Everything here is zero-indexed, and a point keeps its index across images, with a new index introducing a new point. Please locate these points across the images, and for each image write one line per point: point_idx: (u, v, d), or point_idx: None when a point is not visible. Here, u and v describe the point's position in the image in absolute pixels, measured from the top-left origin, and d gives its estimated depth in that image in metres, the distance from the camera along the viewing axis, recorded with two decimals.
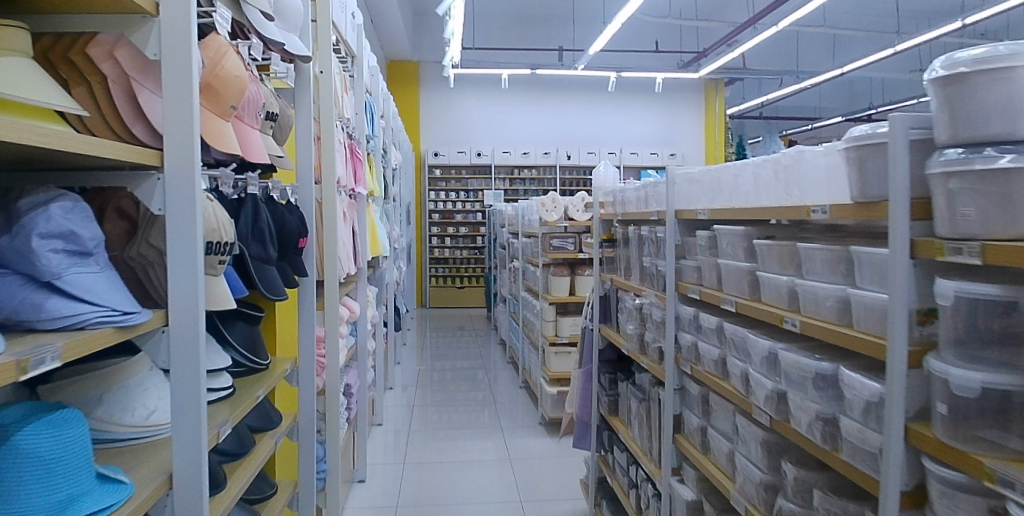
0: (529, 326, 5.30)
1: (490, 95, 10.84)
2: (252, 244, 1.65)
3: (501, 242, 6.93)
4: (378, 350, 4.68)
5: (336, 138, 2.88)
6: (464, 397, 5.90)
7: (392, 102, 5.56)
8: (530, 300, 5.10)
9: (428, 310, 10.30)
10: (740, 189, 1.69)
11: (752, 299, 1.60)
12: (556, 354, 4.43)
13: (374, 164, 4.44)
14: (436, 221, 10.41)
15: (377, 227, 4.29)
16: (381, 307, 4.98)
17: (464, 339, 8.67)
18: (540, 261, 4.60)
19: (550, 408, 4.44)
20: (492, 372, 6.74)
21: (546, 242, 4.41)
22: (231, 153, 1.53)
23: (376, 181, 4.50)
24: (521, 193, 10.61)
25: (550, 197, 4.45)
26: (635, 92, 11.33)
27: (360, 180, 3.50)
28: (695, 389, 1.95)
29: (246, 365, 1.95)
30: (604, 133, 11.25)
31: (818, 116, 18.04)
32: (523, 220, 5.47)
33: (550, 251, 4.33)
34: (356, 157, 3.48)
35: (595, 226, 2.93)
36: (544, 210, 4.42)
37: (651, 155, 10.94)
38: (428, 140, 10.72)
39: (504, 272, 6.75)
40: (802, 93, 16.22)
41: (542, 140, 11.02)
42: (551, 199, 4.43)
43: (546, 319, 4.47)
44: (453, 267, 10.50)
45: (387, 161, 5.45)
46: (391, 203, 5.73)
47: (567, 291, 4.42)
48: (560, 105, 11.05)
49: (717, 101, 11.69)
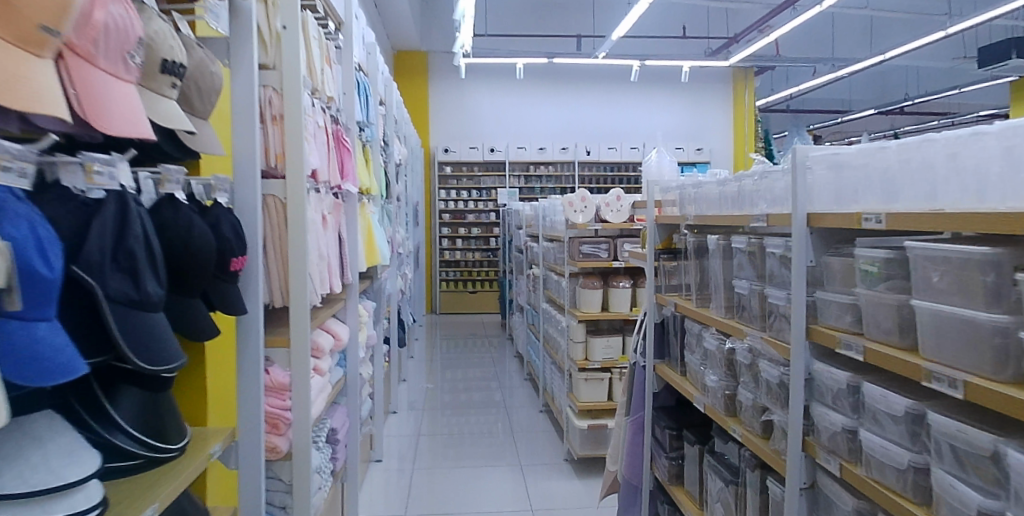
0: (551, 344, 4.59)
1: (504, 86, 10.13)
2: (113, 278, 0.92)
3: (518, 245, 6.22)
4: (378, 375, 4.01)
5: (309, 117, 2.17)
6: (477, 421, 5.19)
7: (394, 87, 4.88)
8: (553, 314, 4.39)
9: (438, 317, 9.61)
10: (961, 179, 0.97)
11: (1004, 381, 0.87)
12: (586, 381, 3.70)
13: (371, 157, 3.73)
14: (446, 222, 9.75)
15: (373, 232, 3.59)
16: (381, 324, 4.30)
17: (477, 348, 7.96)
18: (566, 271, 3.88)
19: (578, 445, 3.71)
20: (508, 390, 6.04)
21: (574, 249, 3.69)
22: (55, 115, 0.83)
23: (374, 177, 3.79)
24: (538, 191, 9.87)
25: (579, 195, 3.72)
26: (659, 83, 10.55)
27: (349, 175, 2.79)
28: (845, 498, 1.23)
29: (143, 456, 1.23)
30: (626, 126, 10.48)
31: (849, 109, 17.08)
32: (544, 223, 4.77)
33: (579, 261, 3.61)
34: (342, 145, 2.76)
35: (648, 234, 2.21)
36: (571, 210, 3.69)
37: (677, 150, 10.17)
38: (438, 135, 10.03)
39: (521, 279, 6.04)
40: (832, 85, 15.32)
41: (559, 135, 10.28)
42: (580, 197, 3.71)
43: (574, 340, 3.73)
44: (465, 270, 9.80)
45: (388, 155, 4.75)
46: (394, 203, 5.03)
47: (598, 306, 3.69)
48: (579, 97, 10.31)
49: (746, 91, 10.87)
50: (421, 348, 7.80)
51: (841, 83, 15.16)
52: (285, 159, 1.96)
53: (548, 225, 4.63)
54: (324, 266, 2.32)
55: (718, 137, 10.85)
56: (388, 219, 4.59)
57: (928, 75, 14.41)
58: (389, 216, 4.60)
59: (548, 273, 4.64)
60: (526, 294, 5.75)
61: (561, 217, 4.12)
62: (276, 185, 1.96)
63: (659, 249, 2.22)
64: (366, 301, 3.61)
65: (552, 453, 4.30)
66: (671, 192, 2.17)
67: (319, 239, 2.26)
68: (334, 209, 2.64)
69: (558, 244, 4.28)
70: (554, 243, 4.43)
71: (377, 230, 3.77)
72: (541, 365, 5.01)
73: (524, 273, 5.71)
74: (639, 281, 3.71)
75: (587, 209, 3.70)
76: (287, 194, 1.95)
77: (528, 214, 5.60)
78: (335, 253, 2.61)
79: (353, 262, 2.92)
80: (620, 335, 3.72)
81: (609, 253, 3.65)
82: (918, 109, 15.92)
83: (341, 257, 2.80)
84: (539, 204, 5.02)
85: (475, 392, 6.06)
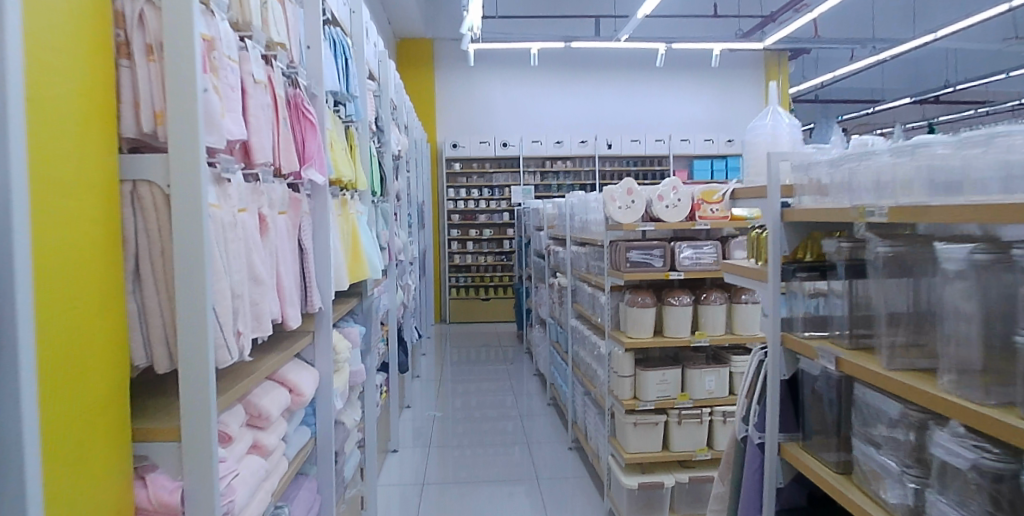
0: (583, 371, 3.76)
1: (516, 75, 9.30)
2: None
3: (538, 249, 5.38)
4: (371, 417, 3.21)
5: (225, 59, 1.35)
6: (494, 456, 4.37)
7: (388, 61, 4.06)
8: (587, 336, 3.55)
9: (448, 326, 8.80)
10: None
11: None
12: (636, 427, 2.85)
13: (355, 144, 2.91)
14: (456, 223, 8.96)
15: (359, 238, 2.77)
16: (375, 351, 3.49)
17: (491, 362, 7.15)
18: (606, 284, 3.05)
19: (626, 509, 2.88)
20: (528, 415, 5.22)
21: (618, 256, 2.86)
22: None
23: (361, 168, 2.98)
24: (555, 189, 9.04)
25: (624, 187, 2.86)
26: (685, 68, 9.67)
27: (314, 160, 1.96)
28: None
29: None
30: (650, 117, 9.62)
31: (881, 98, 16.06)
32: (573, 226, 3.95)
33: (627, 273, 2.76)
34: (302, 116, 1.93)
35: (772, 240, 1.40)
36: (614, 208, 2.84)
37: (706, 142, 9.29)
38: (445, 129, 9.22)
39: (542, 288, 5.22)
40: (866, 71, 14.31)
41: (577, 127, 9.44)
42: (625, 190, 2.85)
43: (618, 375, 2.88)
44: (477, 275, 8.99)
45: (383, 146, 3.93)
46: (392, 202, 4.22)
47: (650, 331, 2.86)
48: (598, 86, 9.47)
49: (782, 78, 10.01)
50: (429, 363, 6.98)
51: (877, 69, 14.13)
52: (168, 118, 1.13)
53: (579, 227, 3.80)
54: (264, 295, 1.51)
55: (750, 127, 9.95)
56: (384, 224, 3.77)
57: (972, 58, 13.36)
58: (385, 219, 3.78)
59: (579, 285, 3.81)
60: (549, 307, 4.91)
61: (598, 217, 3.29)
62: (152, 164, 1.13)
63: (789, 262, 1.42)
64: (353, 327, 2.79)
65: (588, 507, 3.47)
66: (817, 170, 1.34)
67: (248, 254, 1.43)
68: (285, 209, 1.81)
69: (594, 250, 3.46)
70: (587, 248, 3.60)
71: (365, 236, 2.94)
72: (569, 394, 4.18)
73: (547, 282, 4.88)
74: (702, 297, 2.92)
75: (637, 206, 2.85)
76: (170, 178, 1.13)
77: (551, 213, 4.78)
78: (287, 272, 1.78)
79: (320, 280, 2.10)
80: (678, 366, 2.88)
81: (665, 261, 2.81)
82: (959, 97, 14.86)
83: (303, 277, 1.97)
84: (565, 201, 4.20)
85: (491, 418, 5.23)
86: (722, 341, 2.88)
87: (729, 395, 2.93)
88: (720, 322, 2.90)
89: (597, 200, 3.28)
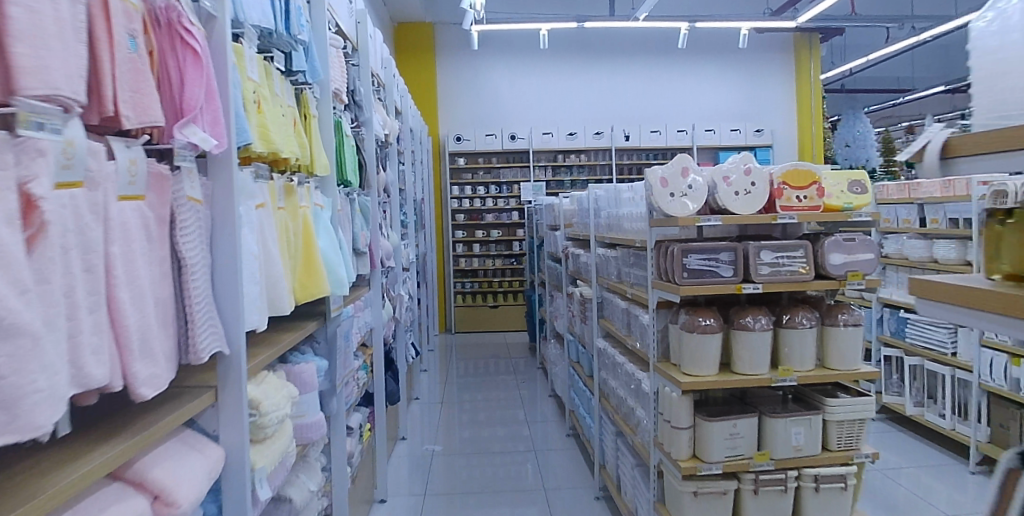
0: (616, 406, 2.98)
1: (525, 61, 8.53)
2: None
3: (553, 251, 4.61)
4: (342, 477, 2.44)
5: None
6: (502, 502, 3.58)
7: (366, 23, 3.31)
8: (622, 364, 2.79)
9: (454, 337, 8.02)
10: None
11: None
12: (698, 499, 2.09)
13: (311, 115, 2.16)
14: (461, 224, 8.19)
15: (311, 241, 1.99)
16: (352, 385, 2.76)
17: (501, 378, 6.36)
18: (651, 303, 2.28)
19: None
20: (542, 444, 4.44)
21: (669, 263, 2.10)
22: None
23: (320, 148, 2.22)
24: (568, 185, 8.25)
25: (680, 165, 2.09)
26: (708, 52, 8.85)
27: (198, 113, 1.19)
28: None
29: None
30: (671, 105, 8.82)
31: (913, 87, 15.07)
32: (599, 222, 3.18)
33: (683, 286, 1.99)
34: (175, 38, 1.18)
35: None
36: (666, 194, 2.07)
37: (732, 132, 8.48)
38: (448, 122, 8.46)
39: (559, 298, 4.45)
40: (897, 58, 13.36)
41: (591, 118, 8.66)
42: (680, 169, 2.09)
43: (672, 426, 2.12)
44: (484, 280, 8.22)
45: (364, 127, 3.19)
46: (377, 198, 3.47)
47: (717, 366, 2.11)
48: (613, 72, 8.68)
49: (813, 62, 9.11)
50: (432, 379, 6.22)
51: (908, 55, 13.18)
52: None
53: (607, 225, 3.04)
54: (32, 356, 0.73)
55: (780, 116, 9.11)
56: (365, 224, 3.02)
57: None
58: (365, 217, 3.03)
59: (608, 298, 3.06)
60: (568, 319, 4.14)
61: (639, 209, 2.53)
62: None
63: None
64: (309, 362, 2.06)
65: None
66: None
67: None
68: (131, 191, 1.04)
69: (630, 253, 2.71)
70: (621, 251, 2.85)
71: (325, 239, 2.17)
72: (594, 430, 3.41)
73: (565, 292, 4.12)
74: (784, 319, 2.17)
75: (696, 191, 2.07)
76: None
77: (570, 210, 4.02)
78: (130, 299, 1.01)
79: (222, 304, 1.33)
80: (754, 413, 2.13)
81: (737, 269, 2.04)
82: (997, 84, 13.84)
83: (181, 303, 1.20)
84: (587, 193, 3.45)
85: (501, 447, 4.45)
86: (815, 380, 2.14)
87: (822, 451, 2.18)
88: (810, 353, 2.16)
89: (637, 188, 2.52)
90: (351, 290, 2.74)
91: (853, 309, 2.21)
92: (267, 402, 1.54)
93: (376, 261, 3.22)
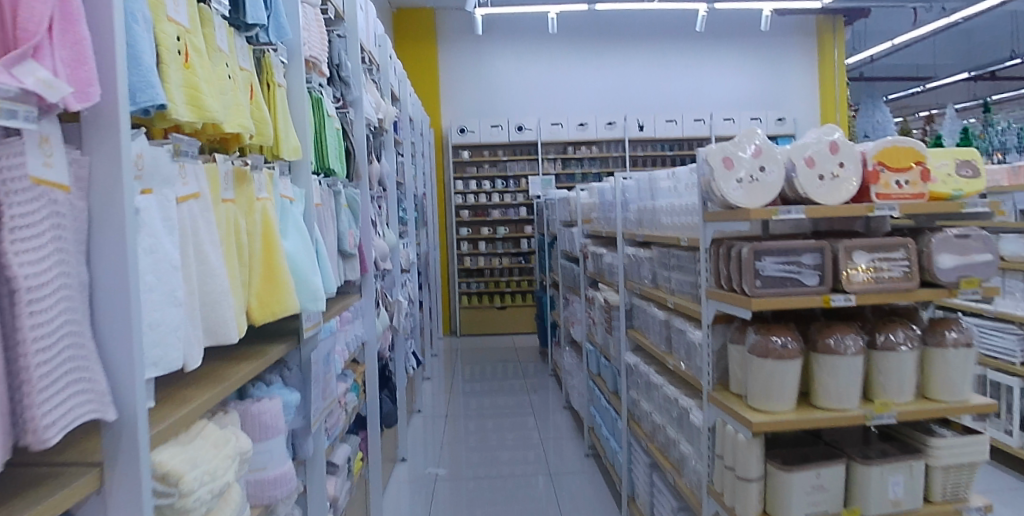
0: (650, 434, 2.51)
1: (532, 48, 8.06)
2: None
3: (568, 250, 4.15)
4: None
5: None
6: None
7: None
8: (660, 387, 2.32)
9: (458, 340, 7.56)
10: None
11: None
12: None
13: (275, 85, 1.71)
14: (466, 220, 7.73)
15: (270, 242, 1.52)
16: (338, 414, 2.31)
17: (509, 384, 5.90)
18: (704, 319, 1.83)
19: None
20: (557, 465, 3.97)
21: (733, 267, 1.64)
22: None
23: (288, 127, 1.76)
24: (579, 178, 7.78)
25: (750, 142, 1.61)
26: (726, 36, 8.36)
27: (42, 41, 0.71)
28: None
29: None
30: (687, 93, 8.33)
31: (935, 76, 14.47)
32: (628, 218, 2.72)
33: (755, 298, 1.53)
34: None
35: None
36: (730, 180, 1.60)
37: (752, 121, 7.98)
38: (451, 112, 8.01)
39: (576, 303, 3.99)
40: (920, 44, 12.79)
41: (603, 107, 8.18)
42: (751, 147, 1.60)
43: (738, 476, 1.67)
44: (491, 280, 7.75)
45: (353, 110, 2.75)
46: (370, 192, 3.02)
47: (794, 399, 1.66)
48: (625, 59, 8.19)
49: (837, 48, 8.61)
50: (435, 386, 5.76)
51: (928, 41, 12.62)
52: None
53: (638, 220, 2.59)
54: None
55: (802, 104, 8.60)
56: (354, 222, 2.57)
57: None
58: (354, 214, 2.57)
59: (640, 307, 2.60)
60: (586, 326, 3.69)
61: (684, 201, 2.07)
62: None
63: None
64: (272, 397, 1.61)
65: None
66: None
67: None
68: None
69: (671, 255, 2.25)
70: (657, 252, 2.39)
71: (294, 240, 1.69)
72: (620, 457, 2.95)
73: (584, 297, 3.66)
74: (875, 338, 1.72)
75: (771, 173, 1.60)
76: None
77: (590, 204, 3.57)
78: None
79: (105, 352, 0.84)
80: (841, 458, 1.68)
81: (824, 277, 1.59)
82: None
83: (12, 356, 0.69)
84: (612, 184, 2.99)
85: (512, 465, 3.99)
86: (917, 415, 1.67)
87: (925, 505, 1.72)
88: (909, 381, 1.70)
89: (683, 175, 2.06)
90: (336, 301, 2.29)
91: (961, 324, 1.75)
92: (192, 474, 1.07)
93: (369, 264, 2.77)
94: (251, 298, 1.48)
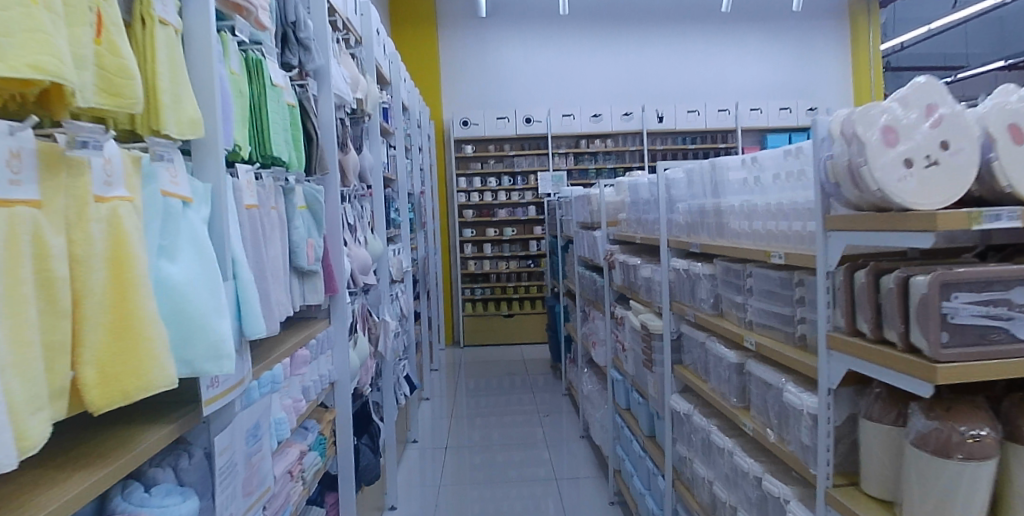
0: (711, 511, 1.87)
1: (540, 34, 7.41)
2: None
3: (587, 257, 3.51)
4: None
5: None
6: None
7: None
8: (730, 455, 1.68)
9: (462, 351, 6.92)
10: None
11: None
12: None
13: (155, 20, 1.07)
14: (470, 220, 7.10)
15: (127, 273, 0.89)
16: (288, 490, 1.68)
17: (517, 403, 5.24)
18: (822, 382, 1.20)
19: None
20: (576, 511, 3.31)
21: (891, 307, 1.01)
22: None
23: (185, 89, 1.12)
24: (593, 174, 7.13)
25: (927, 103, 1.00)
26: (751, 20, 7.68)
27: None
28: None
29: None
30: (709, 82, 7.66)
31: (966, 66, 13.64)
32: (677, 220, 2.08)
33: (942, 364, 0.91)
34: None
35: None
36: (897, 159, 0.97)
37: (782, 111, 7.30)
38: (453, 104, 7.38)
39: (598, 321, 3.34)
40: (951, 32, 11.99)
41: (618, 98, 7.52)
42: (924, 109, 1.00)
43: None
44: (497, 286, 7.10)
45: (318, 86, 2.13)
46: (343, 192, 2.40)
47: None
48: (642, 45, 7.54)
49: (872, 30, 7.85)
50: (435, 407, 5.12)
51: (960, 29, 11.85)
52: None
53: (693, 224, 1.95)
54: None
55: (834, 94, 7.91)
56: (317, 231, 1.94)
57: None
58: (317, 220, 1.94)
59: (694, 339, 1.96)
60: (612, 350, 3.05)
61: (777, 199, 1.43)
62: None
63: None
64: None
65: None
66: None
67: None
68: None
69: (746, 272, 1.61)
70: (722, 267, 1.76)
71: (186, 262, 1.07)
72: None
73: (609, 315, 3.02)
74: None
75: (960, 153, 0.97)
76: None
77: (620, 204, 2.93)
78: None
79: None
80: None
81: None
82: None
83: None
84: (650, 177, 2.35)
85: (522, 512, 3.35)
86: None
87: None
88: None
89: (777, 163, 1.42)
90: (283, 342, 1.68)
91: None
92: None
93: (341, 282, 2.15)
94: (86, 365, 0.86)
